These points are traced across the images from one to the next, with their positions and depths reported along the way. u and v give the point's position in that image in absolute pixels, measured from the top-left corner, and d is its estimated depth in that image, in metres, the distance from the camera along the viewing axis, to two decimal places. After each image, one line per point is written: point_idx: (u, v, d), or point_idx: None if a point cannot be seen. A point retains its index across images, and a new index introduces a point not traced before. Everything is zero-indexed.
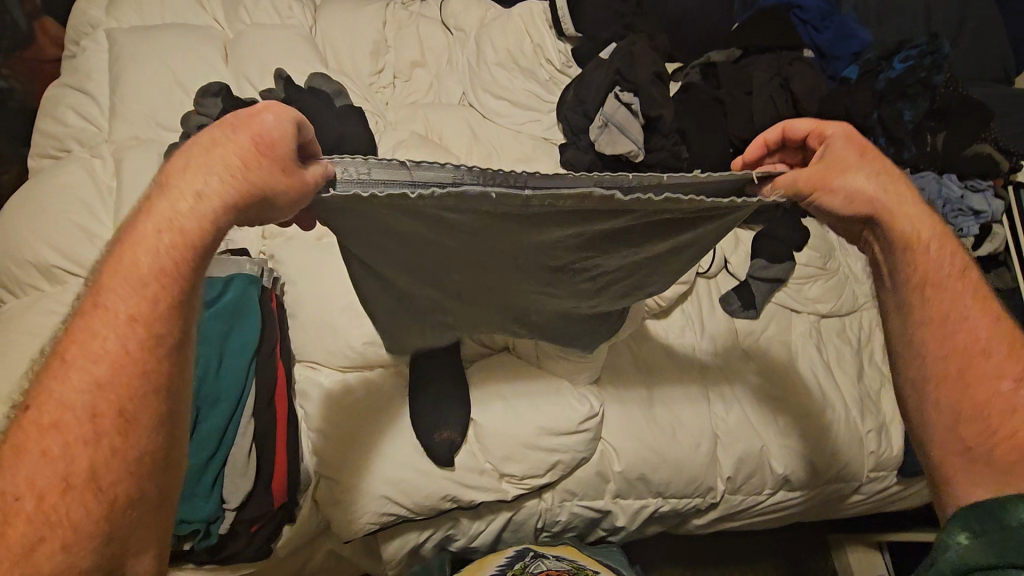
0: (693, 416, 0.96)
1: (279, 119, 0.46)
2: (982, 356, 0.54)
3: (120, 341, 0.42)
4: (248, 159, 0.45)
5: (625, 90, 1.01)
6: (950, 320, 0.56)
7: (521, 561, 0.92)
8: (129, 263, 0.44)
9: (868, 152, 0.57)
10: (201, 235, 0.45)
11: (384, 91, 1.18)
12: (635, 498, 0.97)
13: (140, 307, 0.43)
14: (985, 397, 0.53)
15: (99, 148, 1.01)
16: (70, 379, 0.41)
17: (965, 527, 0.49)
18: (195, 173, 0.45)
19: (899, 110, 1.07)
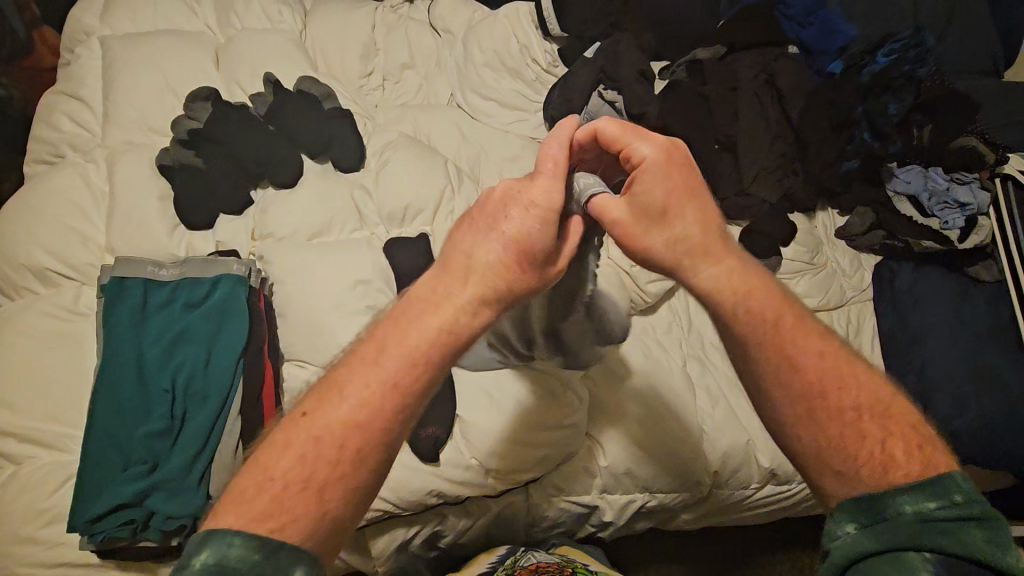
0: (680, 411, 0.97)
1: (543, 227, 0.51)
2: (835, 386, 0.54)
3: (382, 397, 0.47)
4: (520, 257, 0.51)
5: (608, 89, 1.04)
6: (798, 368, 0.54)
7: (512, 557, 0.91)
8: (395, 346, 0.49)
9: (681, 199, 0.55)
10: (460, 325, 0.50)
11: (373, 93, 1.20)
12: (621, 493, 0.98)
13: (402, 376, 0.47)
14: (844, 432, 0.52)
15: (91, 153, 1.03)
16: (352, 393, 0.47)
17: (850, 518, 0.49)
18: (488, 246, 0.52)
19: (885, 104, 1.06)
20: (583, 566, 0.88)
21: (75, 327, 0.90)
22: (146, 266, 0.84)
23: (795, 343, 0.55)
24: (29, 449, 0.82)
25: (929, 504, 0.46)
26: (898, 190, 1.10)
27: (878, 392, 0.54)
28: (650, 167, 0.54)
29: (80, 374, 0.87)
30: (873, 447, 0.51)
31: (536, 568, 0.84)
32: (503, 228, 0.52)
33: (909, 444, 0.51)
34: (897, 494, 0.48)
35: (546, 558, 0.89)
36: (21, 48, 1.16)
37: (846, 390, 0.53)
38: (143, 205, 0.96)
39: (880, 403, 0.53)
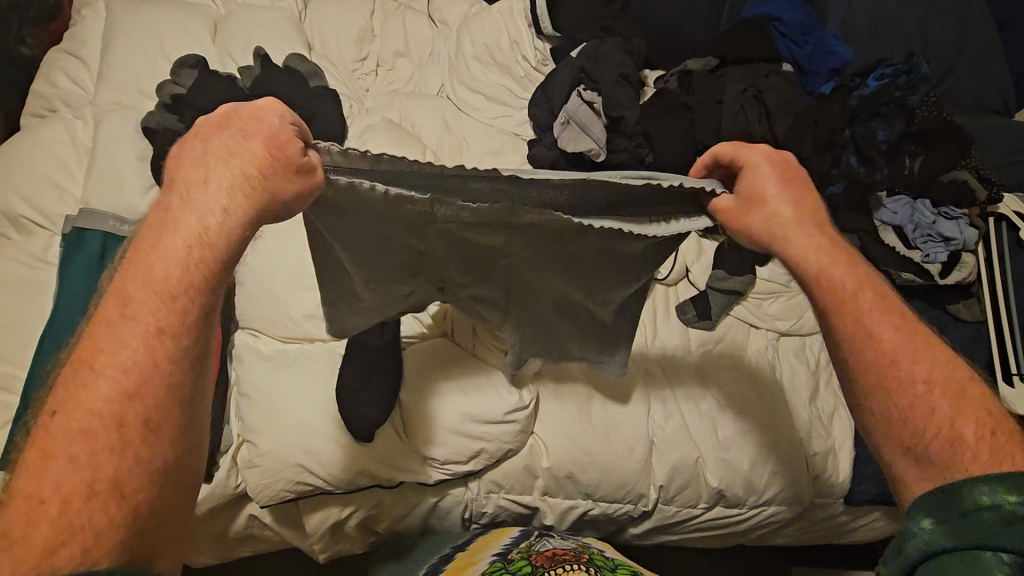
0: (630, 419, 0.94)
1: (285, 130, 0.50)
2: (907, 357, 0.53)
3: (146, 349, 0.43)
4: (262, 170, 0.48)
5: (587, 90, 1.05)
6: (876, 337, 0.55)
7: (525, 541, 0.86)
8: (141, 291, 0.45)
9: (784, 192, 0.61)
10: (221, 238, 0.47)
11: (366, 78, 1.21)
12: (563, 497, 0.95)
13: (167, 319, 0.44)
14: (916, 408, 0.51)
15: (82, 111, 1.06)
16: (97, 383, 0.42)
17: (927, 513, 0.47)
18: (210, 172, 0.48)
19: (873, 129, 1.04)
20: (600, 552, 0.83)
21: (39, 274, 0.92)
22: (108, 219, 0.86)
23: (868, 314, 0.56)
24: None
25: (1011, 499, 0.44)
26: (884, 220, 1.06)
27: (960, 375, 0.53)
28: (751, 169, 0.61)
29: (33, 320, 0.88)
30: (941, 426, 0.50)
31: (552, 553, 0.80)
32: (245, 136, 0.49)
33: (985, 429, 0.49)
34: (975, 482, 0.46)
35: (563, 544, 0.84)
36: (47, 12, 1.22)
37: (924, 356, 0.53)
38: (121, 164, 0.99)
39: (962, 385, 0.52)
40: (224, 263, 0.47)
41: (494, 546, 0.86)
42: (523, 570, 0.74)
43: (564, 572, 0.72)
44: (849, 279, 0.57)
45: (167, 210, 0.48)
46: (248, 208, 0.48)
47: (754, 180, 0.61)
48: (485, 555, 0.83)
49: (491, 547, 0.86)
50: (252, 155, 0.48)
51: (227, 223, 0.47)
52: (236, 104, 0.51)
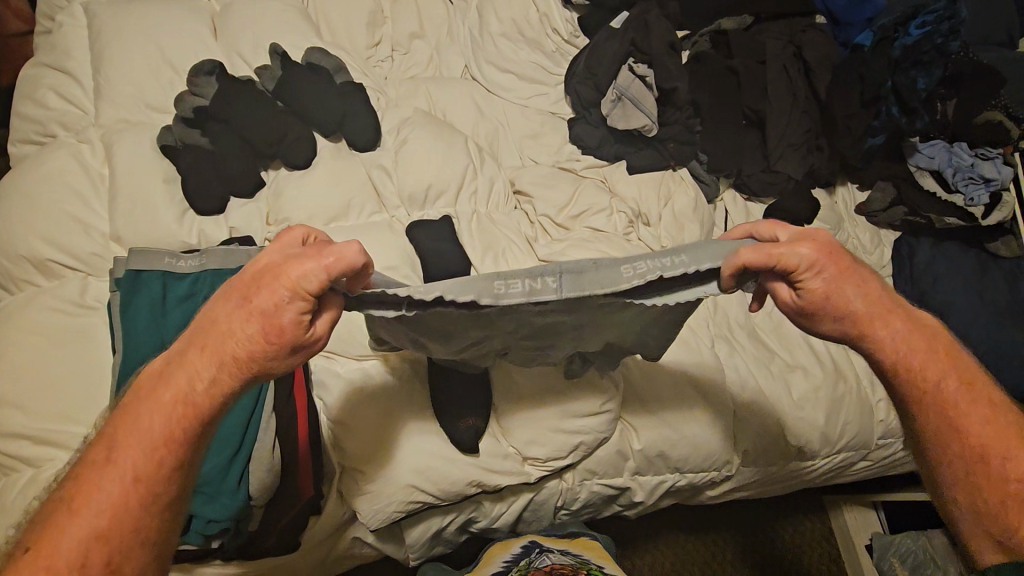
0: (712, 393, 0.96)
1: (291, 300, 0.51)
2: (1006, 447, 0.58)
3: (123, 493, 0.51)
4: (255, 345, 0.52)
5: (639, 62, 1.04)
6: (949, 418, 0.60)
7: (526, 557, 0.95)
8: (131, 451, 0.52)
9: (845, 290, 0.57)
10: (203, 401, 0.53)
11: (382, 65, 1.13)
12: (652, 474, 0.98)
13: (143, 470, 0.52)
14: (993, 495, 0.58)
15: (86, 133, 0.96)
16: (71, 524, 0.49)
17: None
18: (206, 344, 0.53)
19: (914, 78, 1.06)
20: (597, 566, 0.91)
21: (86, 321, 0.85)
22: (163, 256, 0.80)
23: (967, 398, 0.60)
24: (46, 452, 0.77)
25: None
26: (921, 166, 1.08)
27: None
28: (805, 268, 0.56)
29: (91, 374, 0.81)
30: None
31: (552, 569, 0.90)
32: (256, 303, 0.51)
33: None
34: None
35: (561, 558, 0.94)
36: None
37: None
38: (148, 191, 0.90)
39: None
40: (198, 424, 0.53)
41: (496, 561, 0.95)
42: None
43: None
44: (918, 344, 0.60)
45: (182, 358, 0.54)
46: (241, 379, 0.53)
47: (816, 289, 0.57)
48: (489, 574, 0.93)
49: (494, 562, 0.95)
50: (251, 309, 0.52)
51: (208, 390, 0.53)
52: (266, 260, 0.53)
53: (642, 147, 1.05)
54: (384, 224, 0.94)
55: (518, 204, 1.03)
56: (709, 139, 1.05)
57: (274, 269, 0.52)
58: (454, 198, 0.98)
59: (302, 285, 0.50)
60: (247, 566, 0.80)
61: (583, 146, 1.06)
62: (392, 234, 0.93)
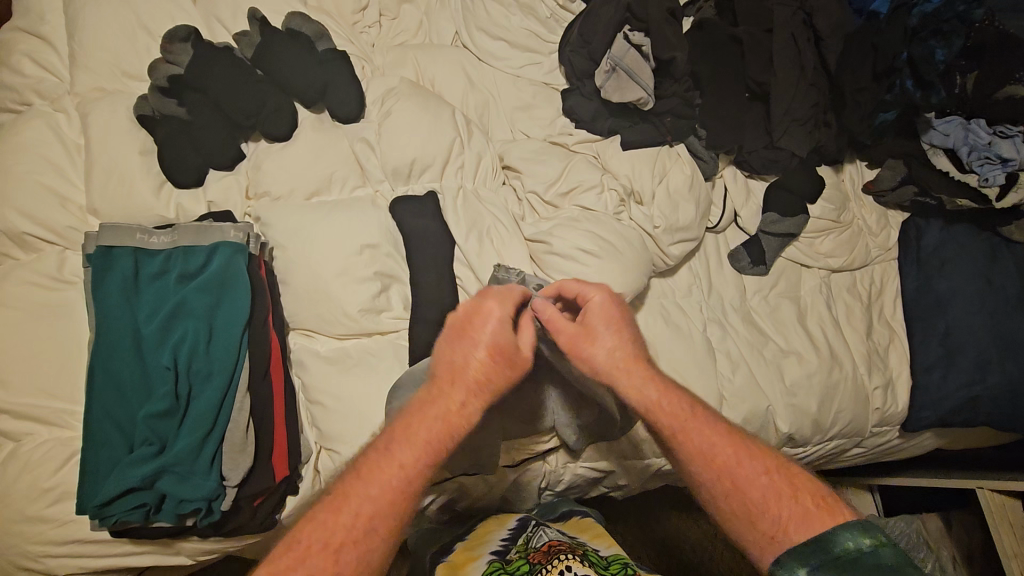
0: (701, 376, 0.94)
1: (505, 329, 0.67)
2: (733, 463, 0.62)
3: (401, 472, 0.59)
4: (489, 373, 0.65)
5: (635, 31, 0.97)
6: (705, 450, 0.63)
7: (523, 535, 0.88)
8: (389, 464, 0.59)
9: (615, 322, 0.72)
10: (463, 414, 0.64)
11: (369, 31, 1.08)
12: (639, 459, 0.96)
13: (421, 456, 0.60)
14: (757, 499, 0.59)
15: (62, 102, 0.93)
16: (361, 490, 0.58)
17: (805, 562, 0.54)
18: (467, 372, 0.65)
19: (931, 49, 0.98)
20: (594, 550, 0.83)
21: (62, 297, 0.83)
22: (135, 233, 0.78)
23: (698, 426, 0.65)
24: (23, 426, 0.78)
25: (866, 539, 0.53)
26: (935, 144, 1.02)
27: (776, 461, 0.63)
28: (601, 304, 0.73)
29: (69, 349, 0.81)
30: (793, 514, 0.58)
31: (548, 547, 0.82)
32: (474, 332, 0.67)
33: (818, 500, 0.59)
34: (840, 530, 0.54)
35: (560, 536, 0.86)
36: None
37: (756, 459, 0.63)
38: (124, 163, 0.88)
39: (777, 462, 0.62)
40: (446, 452, 0.62)
41: (492, 538, 0.88)
42: (520, 570, 0.77)
43: (559, 563, 0.75)
44: (664, 396, 0.67)
45: (425, 390, 0.66)
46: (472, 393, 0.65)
47: (591, 311, 0.72)
48: (485, 551, 0.85)
49: (490, 541, 0.88)
50: (477, 341, 0.66)
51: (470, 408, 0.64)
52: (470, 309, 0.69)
53: (637, 121, 1.00)
54: (366, 200, 0.91)
55: (506, 179, 0.99)
56: (708, 113, 1.00)
57: (478, 308, 0.68)
58: (440, 172, 0.94)
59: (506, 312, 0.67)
60: (225, 541, 0.79)
61: (576, 119, 1.02)
62: (373, 210, 0.89)
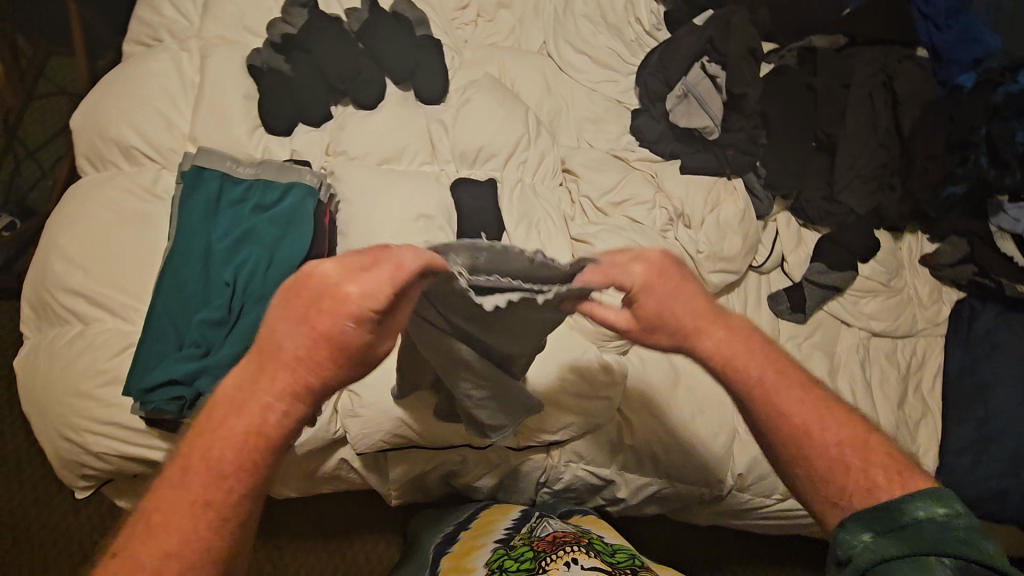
0: (715, 404, 0.95)
1: (359, 327, 0.45)
2: (805, 428, 0.55)
3: (191, 520, 0.44)
4: (319, 376, 0.46)
5: (712, 62, 1.04)
6: (790, 411, 0.56)
7: (526, 525, 0.90)
8: (177, 512, 0.44)
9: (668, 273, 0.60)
10: (275, 430, 0.46)
11: (465, 28, 1.17)
12: (640, 474, 0.96)
13: (210, 495, 0.45)
14: (824, 467, 0.54)
15: (188, 43, 1.04)
16: (142, 552, 0.43)
17: (869, 528, 0.50)
18: (276, 371, 0.46)
19: (1012, 129, 0.99)
20: (599, 538, 0.85)
21: (151, 208, 0.93)
22: (226, 161, 0.87)
23: (780, 387, 0.57)
24: (93, 312, 0.86)
25: (942, 511, 0.48)
26: (1003, 227, 1.01)
27: (860, 430, 0.55)
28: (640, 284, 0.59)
29: (145, 253, 0.89)
30: (857, 478, 0.52)
31: (553, 537, 0.82)
32: (314, 323, 0.45)
33: (889, 468, 0.53)
34: (914, 497, 0.49)
35: (563, 528, 0.87)
36: None
37: (826, 423, 0.55)
38: (229, 103, 0.98)
39: (859, 435, 0.55)
40: (264, 473, 0.47)
41: (496, 529, 0.90)
42: (526, 556, 0.77)
43: (565, 555, 0.74)
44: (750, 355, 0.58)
45: (231, 379, 0.48)
46: (293, 398, 0.46)
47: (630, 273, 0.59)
48: (488, 540, 0.87)
49: (493, 530, 0.90)
50: (319, 333, 0.45)
51: (285, 425, 0.46)
52: (321, 282, 0.46)
53: (701, 149, 1.03)
54: (433, 175, 0.96)
55: (564, 181, 1.04)
56: (772, 154, 1.03)
57: (335, 286, 0.45)
58: (504, 163, 1.00)
59: (371, 305, 0.45)
60: None
61: (642, 137, 1.05)
62: (435, 185, 0.95)
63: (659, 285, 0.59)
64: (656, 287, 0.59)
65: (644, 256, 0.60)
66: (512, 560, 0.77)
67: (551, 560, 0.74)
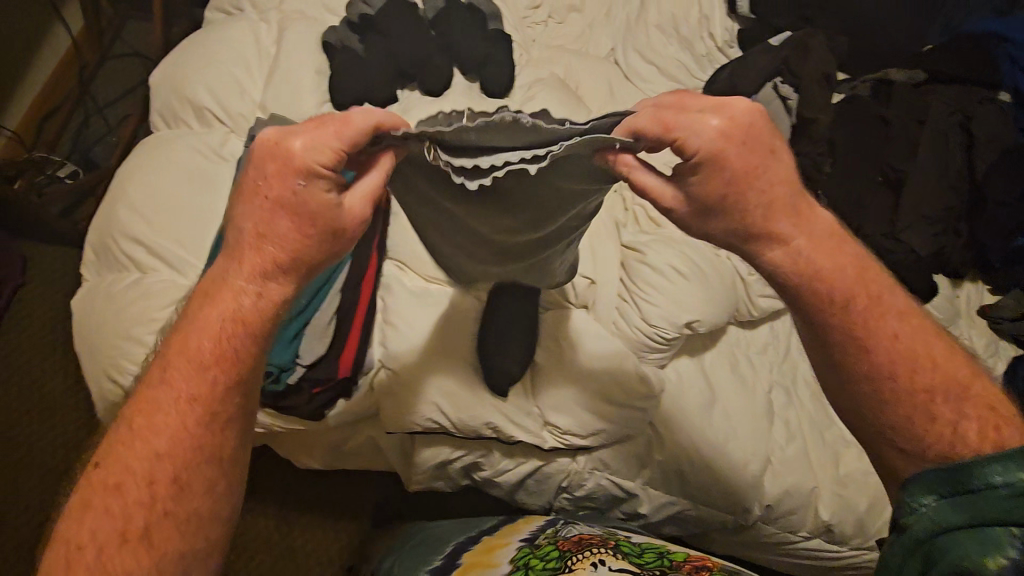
0: (751, 431, 0.92)
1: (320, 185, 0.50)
2: (894, 378, 0.59)
3: (179, 414, 0.53)
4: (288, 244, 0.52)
5: (785, 83, 1.00)
6: (892, 355, 0.59)
7: (550, 527, 0.86)
8: (160, 411, 0.53)
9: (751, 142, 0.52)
10: (251, 313, 0.54)
11: (534, 27, 1.17)
12: (665, 491, 0.94)
13: (196, 391, 0.54)
14: (914, 412, 0.58)
15: (268, 15, 1.07)
16: (135, 445, 0.53)
17: (932, 491, 0.52)
18: (244, 252, 0.53)
19: None
20: (626, 537, 0.83)
21: (216, 169, 0.95)
22: None
23: (867, 324, 0.59)
24: (151, 262, 0.89)
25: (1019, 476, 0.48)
26: None
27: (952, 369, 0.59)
28: (709, 151, 0.51)
29: (207, 212, 0.92)
30: (943, 431, 0.57)
31: (578, 538, 0.78)
32: (265, 193, 0.51)
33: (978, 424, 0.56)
34: (990, 461, 0.49)
35: (589, 530, 0.84)
36: None
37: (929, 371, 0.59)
38: (301, 77, 1.00)
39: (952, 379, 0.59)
40: (243, 359, 0.55)
41: (522, 530, 0.87)
42: (550, 554, 0.73)
43: (590, 555, 0.69)
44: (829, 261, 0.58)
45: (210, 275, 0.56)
46: (262, 275, 0.54)
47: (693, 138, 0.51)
48: (513, 540, 0.83)
49: (517, 531, 0.86)
50: (278, 206, 0.51)
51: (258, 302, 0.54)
52: (263, 159, 0.51)
53: None
54: None
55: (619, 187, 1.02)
56: (835, 183, 1.01)
57: (273, 156, 0.50)
58: None
59: (317, 159, 0.49)
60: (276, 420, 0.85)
61: None
62: None
63: (736, 155, 0.52)
64: (728, 150, 0.51)
65: (728, 109, 0.51)
66: (536, 559, 0.73)
67: (578, 558, 0.69)
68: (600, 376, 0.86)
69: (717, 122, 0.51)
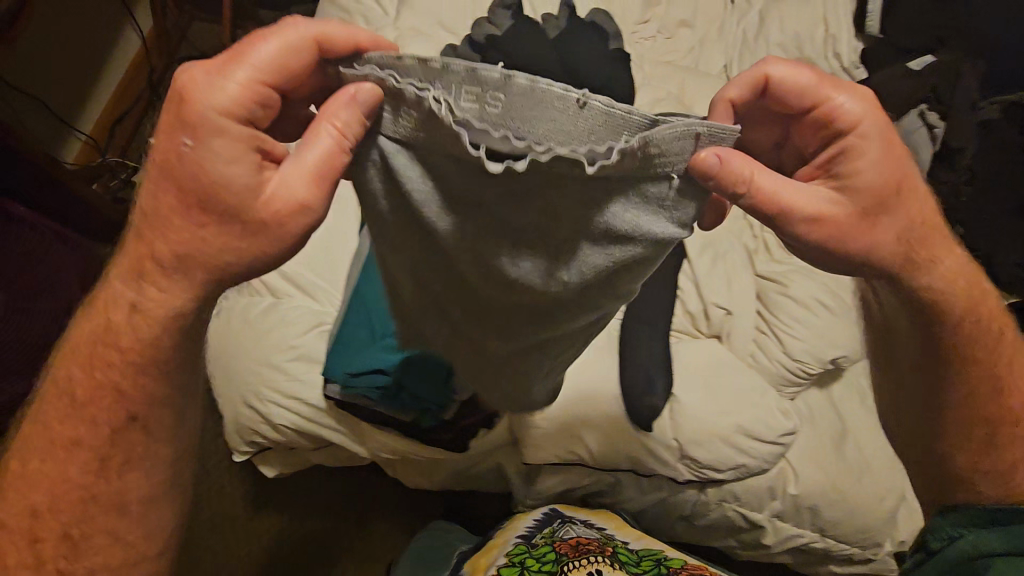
0: (887, 467, 0.91)
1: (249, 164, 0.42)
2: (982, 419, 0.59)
3: (94, 428, 0.50)
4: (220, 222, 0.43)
5: (931, 111, 0.97)
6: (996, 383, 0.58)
7: (548, 526, 0.88)
8: (75, 424, 0.50)
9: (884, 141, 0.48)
10: (158, 310, 0.47)
11: (643, 43, 1.14)
12: (794, 524, 0.93)
13: (109, 406, 0.50)
14: (1016, 459, 0.58)
15: (383, 31, 1.06)
16: (65, 467, 0.51)
17: (972, 520, 0.55)
18: (160, 228, 0.44)
19: None
20: (623, 545, 0.84)
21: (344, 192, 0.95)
22: None
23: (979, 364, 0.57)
24: (285, 287, 0.89)
25: None
26: None
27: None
28: (861, 131, 0.47)
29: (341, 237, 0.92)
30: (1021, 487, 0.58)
31: (576, 542, 0.82)
32: (153, 154, 0.42)
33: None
34: None
35: (585, 532, 0.86)
36: None
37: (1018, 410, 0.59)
38: None
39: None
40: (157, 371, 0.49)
41: (521, 524, 0.90)
42: (547, 558, 0.78)
43: (586, 564, 0.75)
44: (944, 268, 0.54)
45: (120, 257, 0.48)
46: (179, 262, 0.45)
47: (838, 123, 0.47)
48: (510, 537, 0.87)
49: (515, 529, 0.89)
50: (185, 167, 0.41)
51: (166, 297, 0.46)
52: (170, 99, 0.41)
53: None
54: None
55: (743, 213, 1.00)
56: (972, 211, 0.99)
57: (180, 95, 0.41)
58: None
59: (239, 108, 0.41)
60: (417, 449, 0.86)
61: None
62: None
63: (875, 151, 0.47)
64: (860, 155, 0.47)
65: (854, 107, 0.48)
66: (533, 559, 0.78)
67: (573, 567, 0.75)
68: (716, 408, 0.85)
69: (859, 100, 0.47)
